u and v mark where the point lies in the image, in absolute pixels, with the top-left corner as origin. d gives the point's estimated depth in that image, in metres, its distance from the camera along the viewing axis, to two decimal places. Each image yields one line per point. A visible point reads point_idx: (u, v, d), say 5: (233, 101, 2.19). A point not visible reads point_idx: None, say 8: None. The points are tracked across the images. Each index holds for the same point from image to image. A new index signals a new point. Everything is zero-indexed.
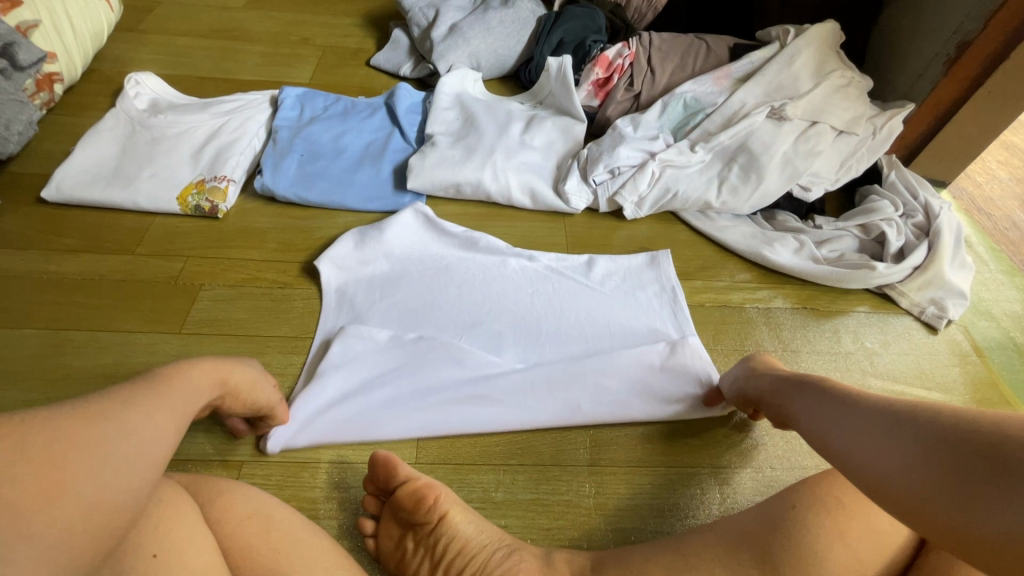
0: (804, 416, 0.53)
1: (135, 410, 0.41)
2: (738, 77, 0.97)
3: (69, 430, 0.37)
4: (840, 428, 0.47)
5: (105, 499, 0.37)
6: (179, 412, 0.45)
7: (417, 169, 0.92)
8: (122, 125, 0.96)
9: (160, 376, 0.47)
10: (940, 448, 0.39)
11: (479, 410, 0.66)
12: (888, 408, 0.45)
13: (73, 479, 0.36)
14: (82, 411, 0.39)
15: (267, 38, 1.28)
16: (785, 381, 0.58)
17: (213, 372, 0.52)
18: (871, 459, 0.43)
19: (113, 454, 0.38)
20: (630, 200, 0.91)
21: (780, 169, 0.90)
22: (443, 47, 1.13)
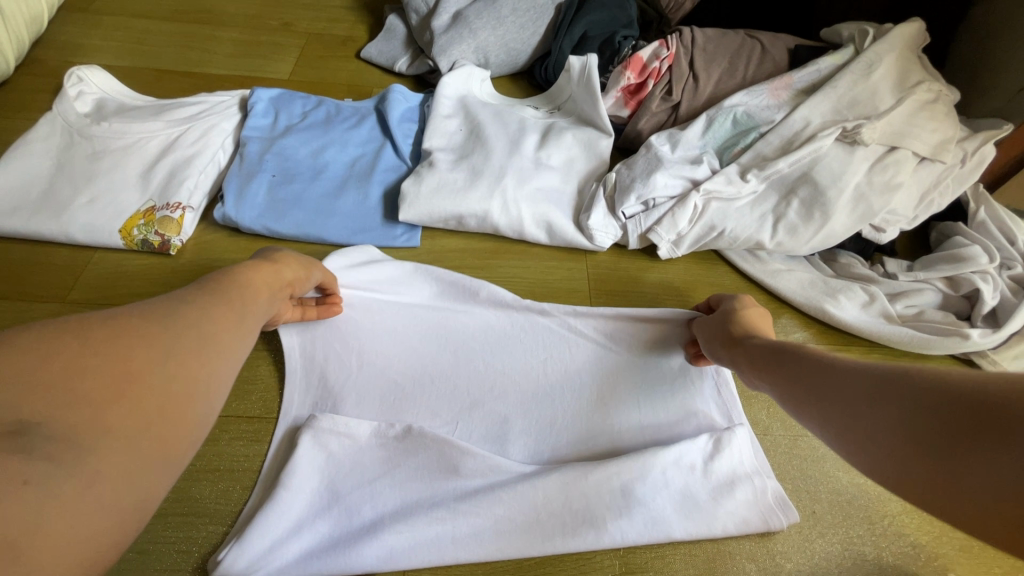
0: (770, 383, 0.52)
1: (202, 313, 0.44)
2: (801, 88, 0.81)
3: (136, 328, 0.40)
4: (814, 395, 0.46)
5: (173, 386, 0.40)
6: (242, 312, 0.48)
7: (411, 197, 0.76)
8: (59, 133, 0.80)
9: (212, 283, 0.48)
10: (914, 409, 0.39)
11: (480, 533, 0.54)
12: (872, 371, 0.43)
13: (143, 373, 0.38)
14: (146, 311, 0.42)
15: (242, 22, 1.10)
16: (749, 345, 0.57)
17: (263, 277, 0.54)
18: (849, 429, 0.43)
19: (174, 351, 0.41)
20: (666, 238, 0.76)
21: (851, 207, 0.74)
22: (445, 40, 0.95)
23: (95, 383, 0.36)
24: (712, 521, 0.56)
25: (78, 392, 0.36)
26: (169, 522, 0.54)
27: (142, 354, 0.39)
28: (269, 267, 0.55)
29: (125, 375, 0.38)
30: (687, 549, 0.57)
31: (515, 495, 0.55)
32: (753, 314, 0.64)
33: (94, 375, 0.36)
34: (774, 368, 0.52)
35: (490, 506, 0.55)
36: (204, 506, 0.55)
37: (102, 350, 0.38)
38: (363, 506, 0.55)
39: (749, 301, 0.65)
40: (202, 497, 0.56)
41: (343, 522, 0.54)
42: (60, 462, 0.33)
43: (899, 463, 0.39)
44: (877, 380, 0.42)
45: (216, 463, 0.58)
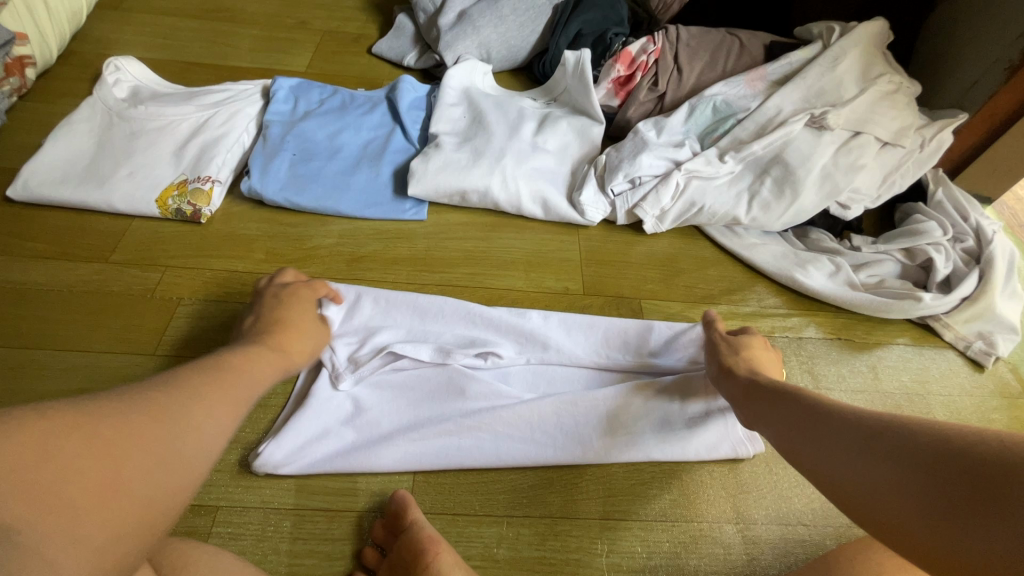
0: (769, 427, 0.51)
1: (200, 408, 0.41)
2: (774, 80, 0.89)
3: (127, 421, 0.36)
4: (811, 442, 0.46)
5: (157, 502, 0.36)
6: (235, 399, 0.45)
7: (418, 173, 0.84)
8: (99, 116, 0.88)
9: (221, 367, 0.46)
10: (916, 465, 0.38)
11: (482, 445, 0.62)
12: (869, 424, 0.43)
13: (129, 476, 0.35)
14: (135, 401, 0.38)
15: (261, 20, 1.19)
16: (749, 386, 0.57)
17: (266, 354, 0.53)
18: (845, 481, 0.42)
19: (170, 458, 0.37)
20: (651, 213, 0.83)
21: (818, 185, 0.82)
22: (450, 36, 1.04)
23: (77, 487, 0.33)
24: (686, 445, 0.64)
25: (57, 495, 0.32)
26: None
27: (133, 452, 0.35)
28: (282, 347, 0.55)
29: (108, 482, 0.34)
30: (663, 471, 0.64)
31: (514, 416, 0.64)
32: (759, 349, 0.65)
33: (77, 475, 0.33)
34: (773, 413, 0.52)
35: (491, 424, 0.63)
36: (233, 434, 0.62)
37: (90, 447, 0.34)
38: (382, 420, 0.63)
39: (759, 341, 0.66)
40: None
41: (364, 431, 0.62)
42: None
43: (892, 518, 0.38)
44: (878, 433, 0.42)
45: None
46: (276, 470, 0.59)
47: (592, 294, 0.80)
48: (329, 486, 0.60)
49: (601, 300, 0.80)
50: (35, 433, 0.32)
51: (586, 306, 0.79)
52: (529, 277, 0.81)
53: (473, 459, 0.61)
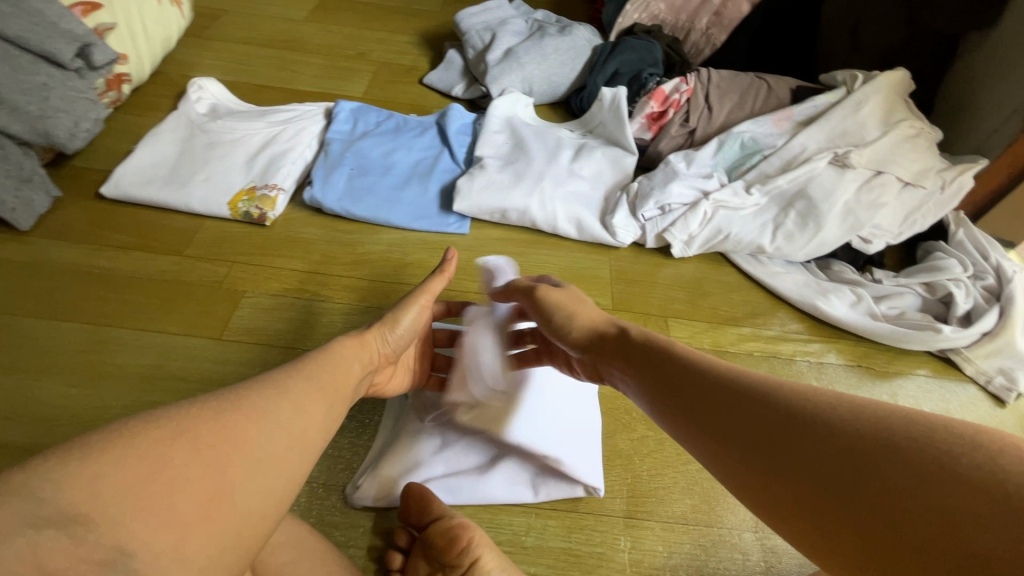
0: (653, 395, 0.48)
1: (284, 405, 0.44)
2: (800, 120, 0.95)
3: (225, 428, 0.40)
4: (718, 427, 0.43)
5: (257, 502, 0.40)
6: (325, 399, 0.48)
7: (464, 191, 0.91)
8: (182, 128, 0.99)
9: (306, 362, 0.50)
10: (840, 473, 0.37)
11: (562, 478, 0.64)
12: (785, 406, 0.41)
13: (228, 487, 0.38)
14: (231, 403, 0.42)
15: (325, 50, 1.31)
16: (619, 349, 0.54)
17: (355, 353, 0.55)
18: (771, 468, 0.39)
19: (267, 457, 0.41)
20: (679, 238, 0.89)
21: (840, 219, 0.86)
22: (497, 71, 1.13)
23: (183, 500, 0.36)
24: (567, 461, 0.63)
25: (167, 509, 0.36)
26: None
27: (229, 463, 0.39)
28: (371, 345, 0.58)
29: (216, 490, 0.38)
30: (687, 475, 0.67)
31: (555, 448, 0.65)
32: (578, 298, 0.62)
33: (183, 487, 0.37)
34: (664, 389, 0.47)
35: (564, 445, 0.64)
36: None
37: (195, 458, 0.38)
38: (468, 454, 0.66)
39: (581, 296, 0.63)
40: None
41: (450, 458, 0.66)
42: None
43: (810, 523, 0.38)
44: (798, 425, 0.39)
45: None
46: (376, 503, 0.62)
47: (620, 310, 0.85)
48: None
49: (629, 316, 0.84)
50: (143, 454, 0.37)
51: None
52: None
53: (555, 487, 0.63)
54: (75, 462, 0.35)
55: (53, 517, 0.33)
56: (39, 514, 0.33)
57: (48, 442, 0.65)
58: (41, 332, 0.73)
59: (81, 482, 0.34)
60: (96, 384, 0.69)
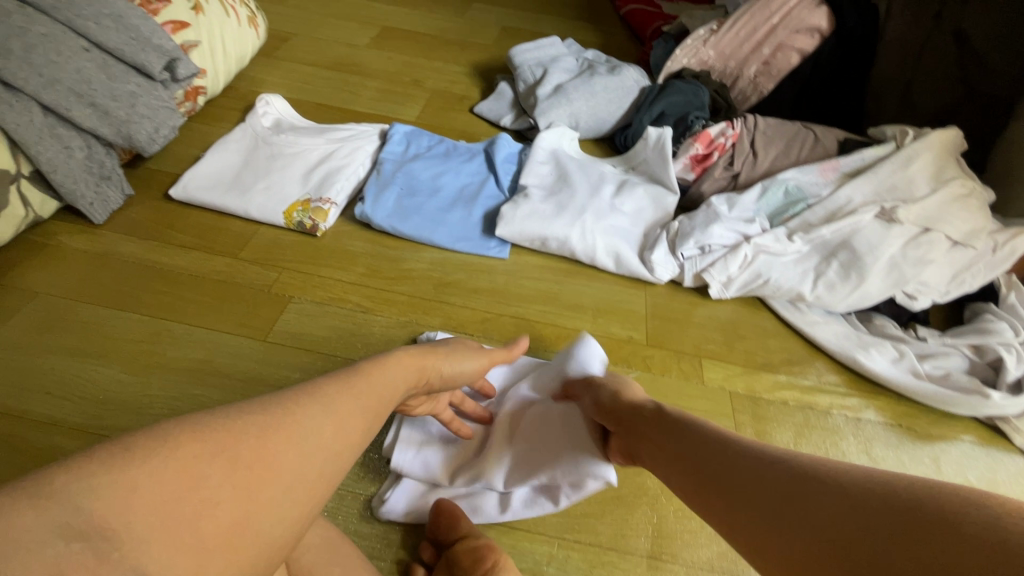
0: (666, 459, 0.53)
1: (326, 426, 0.42)
2: (847, 172, 0.95)
3: (262, 447, 0.38)
4: (737, 497, 0.46)
5: (280, 531, 0.38)
6: (370, 418, 0.46)
7: (507, 217, 0.94)
8: (248, 139, 1.05)
9: (353, 373, 0.48)
10: (846, 535, 0.39)
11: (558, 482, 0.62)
12: (791, 464, 0.45)
13: (260, 510, 0.37)
14: (277, 416, 0.40)
15: (383, 75, 1.38)
16: (633, 415, 0.58)
17: (406, 371, 0.52)
18: (779, 529, 0.42)
19: (298, 483, 0.39)
20: (718, 279, 0.89)
21: (885, 273, 0.85)
22: (547, 105, 1.18)
23: (208, 524, 0.35)
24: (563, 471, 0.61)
25: (195, 531, 0.34)
26: None
27: (263, 485, 0.37)
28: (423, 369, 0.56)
29: (242, 517, 0.36)
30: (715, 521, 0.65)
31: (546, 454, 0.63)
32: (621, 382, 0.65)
33: (213, 509, 0.35)
34: (685, 462, 0.51)
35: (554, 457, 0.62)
36: None
37: (230, 479, 0.36)
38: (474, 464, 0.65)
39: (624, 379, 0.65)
40: None
41: (456, 477, 0.65)
42: None
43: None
44: (805, 485, 0.43)
45: None
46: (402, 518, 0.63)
47: (653, 345, 0.85)
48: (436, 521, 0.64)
49: (662, 353, 0.84)
50: (184, 468, 0.35)
51: (648, 356, 0.83)
52: (596, 322, 0.87)
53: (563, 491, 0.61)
54: (114, 469, 0.34)
55: (83, 529, 0.31)
56: (68, 523, 0.31)
57: (100, 425, 0.68)
58: (104, 319, 0.78)
59: (113, 494, 0.33)
60: (147, 373, 0.73)
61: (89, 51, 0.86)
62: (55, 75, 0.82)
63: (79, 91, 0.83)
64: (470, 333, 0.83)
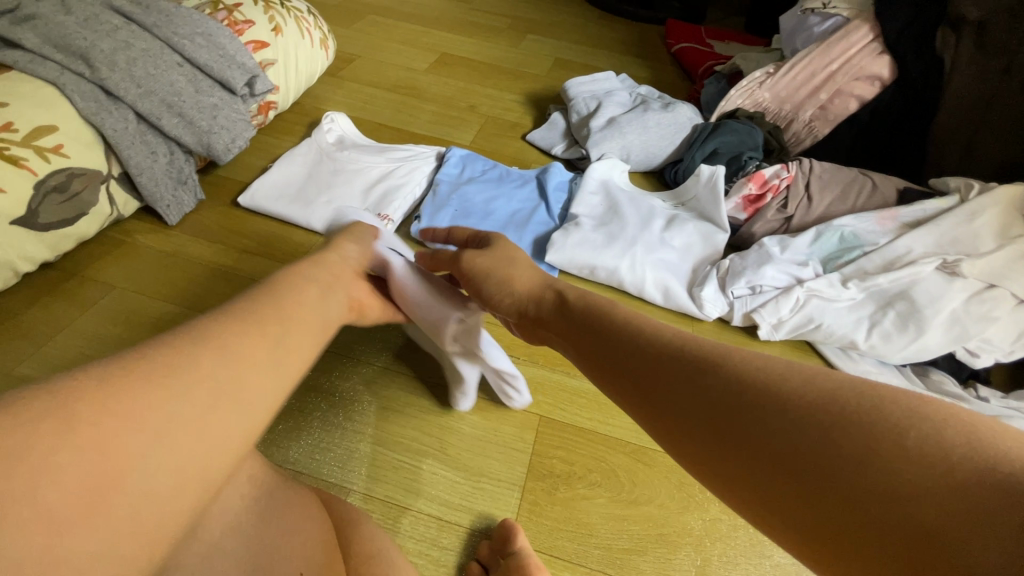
0: (582, 357, 0.55)
1: (187, 372, 0.40)
2: (906, 222, 0.94)
3: (103, 407, 0.36)
4: (664, 406, 0.46)
5: (160, 481, 0.36)
6: (250, 350, 0.44)
7: (558, 244, 0.95)
8: (313, 153, 1.10)
9: (233, 314, 0.46)
10: (761, 450, 0.39)
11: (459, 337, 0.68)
12: (705, 375, 0.45)
13: (122, 467, 0.34)
14: (122, 376, 0.38)
15: (440, 99, 1.43)
16: (547, 319, 0.60)
17: (305, 288, 0.53)
18: (707, 453, 0.42)
19: (167, 429, 0.37)
20: (768, 320, 0.88)
21: (945, 327, 0.83)
22: (599, 137, 1.20)
23: (59, 490, 0.32)
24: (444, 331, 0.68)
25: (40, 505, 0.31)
26: (364, 439, 0.71)
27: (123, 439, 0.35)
28: (335, 265, 0.59)
29: (100, 476, 0.34)
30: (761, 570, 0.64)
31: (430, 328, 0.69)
32: (507, 258, 0.66)
33: (60, 480, 0.32)
34: (606, 363, 0.52)
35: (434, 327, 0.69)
36: (376, 432, 0.72)
37: (71, 441, 0.33)
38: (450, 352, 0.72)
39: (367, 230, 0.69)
40: (377, 425, 0.72)
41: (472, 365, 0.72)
42: None
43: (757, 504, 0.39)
44: (724, 408, 0.42)
45: (385, 402, 0.75)
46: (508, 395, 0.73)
47: None
48: (496, 513, 0.66)
49: None
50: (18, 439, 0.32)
51: None
52: None
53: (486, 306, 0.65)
54: None
55: None
56: None
57: None
58: (170, 315, 0.81)
59: None
60: None
61: (182, 65, 0.93)
62: (150, 86, 0.88)
63: (170, 102, 0.90)
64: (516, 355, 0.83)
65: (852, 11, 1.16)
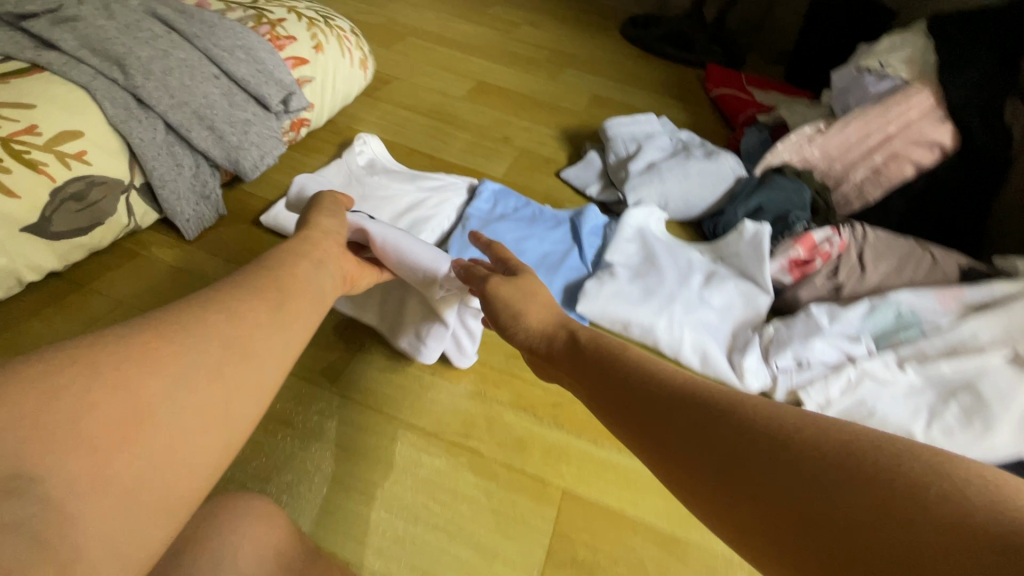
0: (594, 398, 0.53)
1: (200, 327, 0.45)
2: (971, 303, 0.87)
3: (132, 352, 0.41)
4: (661, 440, 0.45)
5: (185, 414, 0.41)
6: (260, 309, 0.50)
7: (591, 294, 0.89)
8: (341, 175, 1.06)
9: (242, 281, 0.52)
10: (755, 491, 0.38)
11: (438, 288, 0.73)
12: (697, 411, 0.44)
13: (150, 402, 0.39)
14: (148, 331, 0.43)
15: (474, 128, 1.40)
16: (571, 367, 0.56)
17: (299, 258, 0.58)
18: (702, 490, 0.41)
19: (188, 372, 0.42)
20: (815, 399, 0.79)
21: (1015, 428, 0.75)
22: (638, 181, 1.15)
23: (93, 421, 0.37)
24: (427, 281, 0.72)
25: (75, 432, 0.36)
26: (370, 503, 0.65)
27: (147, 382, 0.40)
28: (320, 240, 0.63)
29: (131, 409, 0.38)
30: None
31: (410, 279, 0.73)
32: (530, 293, 0.64)
33: (96, 420, 0.37)
34: (613, 403, 0.50)
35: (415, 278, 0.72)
36: (383, 496, 0.65)
37: (102, 381, 0.38)
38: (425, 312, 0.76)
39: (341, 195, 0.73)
40: (384, 488, 0.66)
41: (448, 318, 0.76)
42: (56, 520, 0.33)
43: (738, 529, 0.39)
44: (717, 444, 0.42)
45: (394, 460, 0.69)
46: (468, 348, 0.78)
47: None
48: None
49: None
50: (64, 386, 0.37)
51: None
52: None
53: (456, 262, 0.70)
54: None
55: None
56: None
57: None
58: None
59: None
60: None
61: (218, 78, 0.90)
62: (184, 97, 0.85)
63: (202, 115, 0.87)
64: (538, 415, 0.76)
65: (911, 75, 1.12)
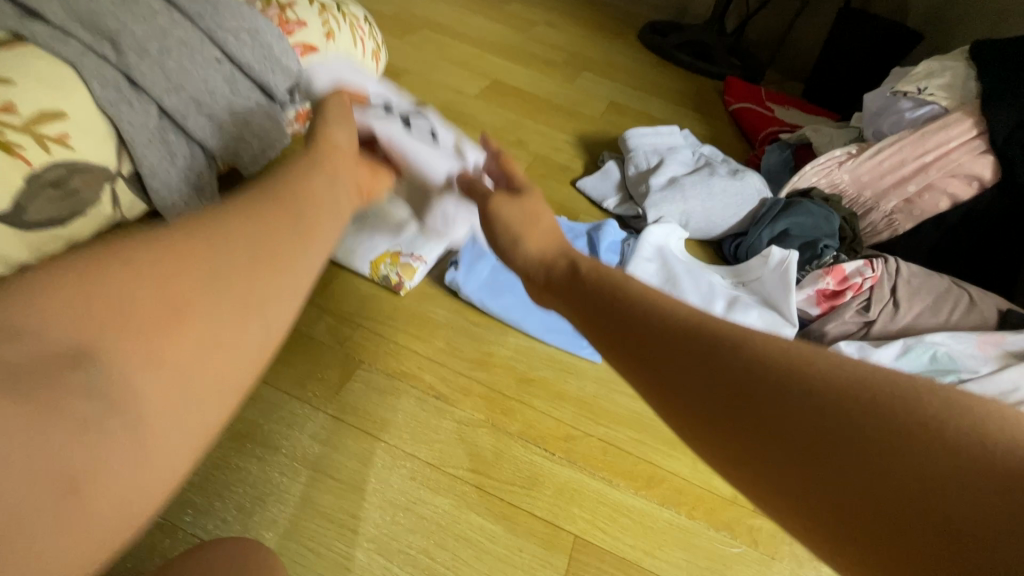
0: (608, 340, 0.39)
1: (248, 221, 0.38)
2: (1010, 350, 0.83)
3: (180, 243, 0.34)
4: (682, 380, 0.34)
5: (243, 311, 0.35)
6: (301, 205, 0.43)
7: None
8: None
9: (278, 177, 0.45)
10: (815, 447, 0.30)
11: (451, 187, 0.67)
12: (729, 348, 0.34)
13: (203, 295, 0.33)
14: (190, 221, 0.36)
15: (488, 129, 1.34)
16: (585, 309, 0.42)
17: (337, 164, 0.51)
18: (741, 446, 0.32)
19: (239, 262, 0.36)
20: None
21: None
22: (659, 197, 1.09)
23: (141, 314, 0.31)
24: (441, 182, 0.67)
25: (127, 318, 0.30)
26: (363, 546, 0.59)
27: (195, 273, 0.34)
28: (332, 152, 0.51)
29: (182, 298, 0.33)
30: None
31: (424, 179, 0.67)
32: (533, 215, 0.50)
33: (143, 306, 0.31)
34: (630, 339, 0.38)
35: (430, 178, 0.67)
36: (377, 536, 0.60)
37: (153, 271, 0.32)
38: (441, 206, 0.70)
39: None
40: (379, 528, 0.60)
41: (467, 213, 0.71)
42: (113, 416, 0.28)
43: (790, 495, 0.30)
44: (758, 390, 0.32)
45: (390, 496, 0.63)
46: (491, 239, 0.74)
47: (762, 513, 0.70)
48: None
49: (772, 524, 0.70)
50: (96, 292, 0.30)
51: (755, 525, 0.69)
52: (695, 467, 0.73)
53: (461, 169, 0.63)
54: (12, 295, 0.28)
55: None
56: None
57: None
58: None
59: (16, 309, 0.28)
60: None
61: (221, 62, 0.83)
62: (182, 81, 0.79)
63: (200, 101, 0.80)
64: (549, 450, 0.70)
65: (951, 102, 1.07)
